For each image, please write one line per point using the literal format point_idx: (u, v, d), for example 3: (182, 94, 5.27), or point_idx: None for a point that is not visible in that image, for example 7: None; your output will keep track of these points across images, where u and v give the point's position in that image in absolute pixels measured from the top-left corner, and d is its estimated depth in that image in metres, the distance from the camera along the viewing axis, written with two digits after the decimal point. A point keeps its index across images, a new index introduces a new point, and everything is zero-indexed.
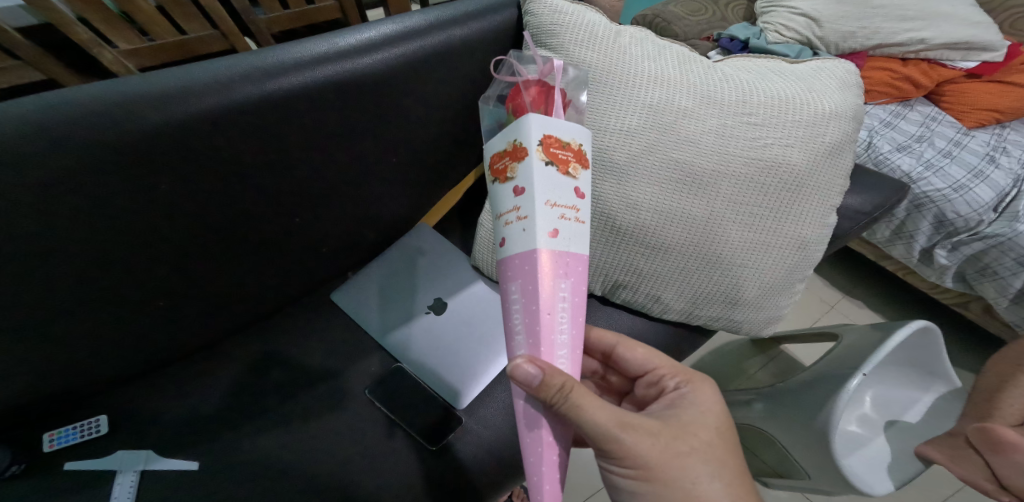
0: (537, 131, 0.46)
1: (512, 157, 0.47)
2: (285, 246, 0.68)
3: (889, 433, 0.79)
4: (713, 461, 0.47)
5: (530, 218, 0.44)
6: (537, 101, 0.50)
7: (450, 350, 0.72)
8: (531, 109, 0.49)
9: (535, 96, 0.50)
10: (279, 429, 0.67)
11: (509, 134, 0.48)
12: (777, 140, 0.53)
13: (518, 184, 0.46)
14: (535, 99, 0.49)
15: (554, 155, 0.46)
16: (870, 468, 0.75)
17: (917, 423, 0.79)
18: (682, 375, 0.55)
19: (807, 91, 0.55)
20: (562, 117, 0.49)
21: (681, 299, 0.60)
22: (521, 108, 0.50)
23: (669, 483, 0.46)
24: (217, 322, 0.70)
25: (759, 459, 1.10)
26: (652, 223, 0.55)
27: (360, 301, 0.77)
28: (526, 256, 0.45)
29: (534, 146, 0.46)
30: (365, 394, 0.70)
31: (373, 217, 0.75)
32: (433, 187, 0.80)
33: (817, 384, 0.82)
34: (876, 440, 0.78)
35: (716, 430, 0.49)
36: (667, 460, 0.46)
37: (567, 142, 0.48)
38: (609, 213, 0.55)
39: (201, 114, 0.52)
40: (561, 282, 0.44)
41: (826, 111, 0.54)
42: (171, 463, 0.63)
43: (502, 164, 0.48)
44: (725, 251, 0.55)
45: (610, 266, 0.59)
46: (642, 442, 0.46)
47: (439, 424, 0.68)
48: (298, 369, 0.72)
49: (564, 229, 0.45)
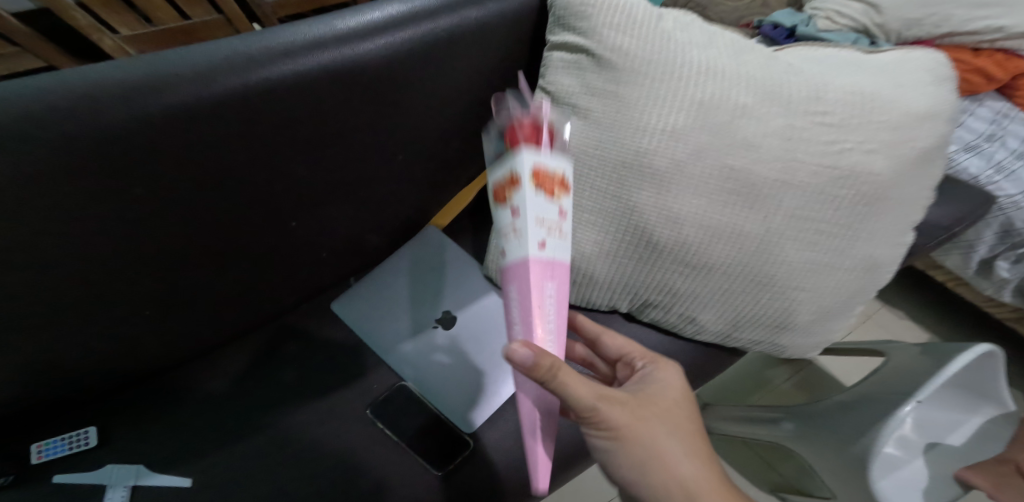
0: (530, 163, 0.39)
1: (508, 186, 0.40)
2: (284, 248, 0.63)
3: (928, 456, 0.69)
4: (677, 428, 0.42)
5: (523, 244, 0.38)
6: (528, 136, 0.42)
7: (458, 366, 0.66)
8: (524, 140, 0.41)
9: (527, 133, 0.42)
10: (273, 445, 0.62)
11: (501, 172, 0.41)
12: (852, 144, 0.47)
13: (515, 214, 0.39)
14: (527, 136, 0.41)
15: (544, 185, 0.39)
16: (904, 494, 0.66)
17: (960, 447, 0.70)
18: (647, 354, 0.49)
19: (887, 92, 0.49)
20: (552, 151, 0.42)
21: (721, 323, 0.53)
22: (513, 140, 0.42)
23: (635, 444, 0.40)
24: (212, 328, 0.65)
25: (778, 475, 0.99)
26: (697, 238, 0.48)
27: (364, 310, 0.70)
28: (517, 273, 0.39)
29: (525, 178, 0.39)
30: (366, 413, 0.65)
31: (378, 218, 0.70)
32: (444, 184, 0.74)
33: (854, 408, 0.70)
34: (913, 463, 0.68)
35: (676, 400, 0.44)
36: (634, 424, 0.40)
37: (554, 170, 0.41)
38: (646, 227, 0.49)
39: (187, 102, 0.46)
40: (548, 283, 0.38)
41: (909, 112, 0.48)
42: (164, 479, 0.58)
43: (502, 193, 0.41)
44: (782, 272, 0.48)
45: (641, 284, 0.53)
46: (613, 410, 0.40)
47: (446, 447, 0.62)
48: (294, 379, 0.67)
49: (554, 245, 0.39)
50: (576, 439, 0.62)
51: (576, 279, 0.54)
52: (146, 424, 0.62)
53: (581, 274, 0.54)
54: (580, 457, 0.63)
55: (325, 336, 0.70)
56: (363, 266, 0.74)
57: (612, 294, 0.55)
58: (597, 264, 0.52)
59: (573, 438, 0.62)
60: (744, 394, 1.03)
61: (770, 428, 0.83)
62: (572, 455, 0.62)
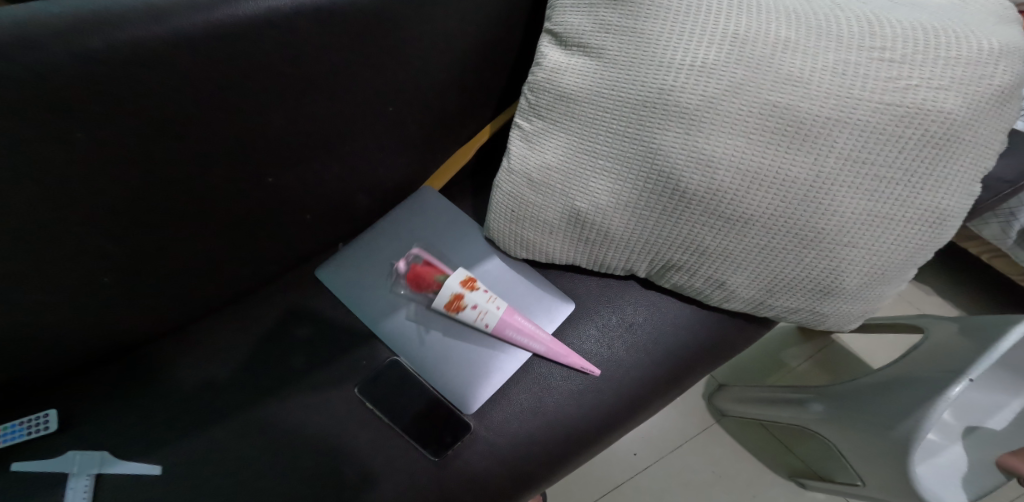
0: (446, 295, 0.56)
1: (459, 300, 0.56)
2: (262, 208, 0.57)
3: (968, 441, 0.61)
4: None
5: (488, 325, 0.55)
6: (428, 275, 0.58)
7: (455, 339, 0.58)
8: (437, 276, 0.58)
9: (425, 276, 0.58)
10: (251, 429, 0.55)
11: (440, 302, 0.56)
12: (919, 81, 0.40)
13: (476, 308, 0.55)
14: (426, 278, 0.58)
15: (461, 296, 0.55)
16: (945, 484, 0.57)
17: (1000, 431, 0.61)
18: None
19: (962, 25, 0.42)
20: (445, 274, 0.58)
21: (755, 288, 0.47)
22: (434, 289, 0.58)
23: None
24: (184, 300, 0.58)
25: (794, 457, 0.93)
26: (730, 183, 0.42)
27: (352, 280, 0.63)
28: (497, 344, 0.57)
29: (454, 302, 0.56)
30: (353, 393, 0.57)
31: (367, 179, 0.63)
32: (439, 142, 0.67)
33: (894, 389, 0.63)
34: (951, 449, 0.60)
35: None
36: None
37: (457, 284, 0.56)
38: (670, 170, 0.44)
39: (133, 27, 0.39)
40: (508, 331, 0.55)
41: (988, 48, 0.41)
42: (131, 467, 0.52)
43: (454, 308, 0.56)
44: (832, 225, 0.41)
45: (663, 242, 0.47)
46: None
47: (443, 429, 0.54)
48: (274, 354, 0.60)
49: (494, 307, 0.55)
50: (593, 419, 0.55)
51: (591, 236, 0.50)
52: (109, 406, 0.55)
53: (596, 229, 0.49)
54: (596, 439, 0.55)
55: (307, 307, 0.62)
56: (352, 231, 0.68)
57: (630, 254, 0.50)
58: (613, 217, 0.48)
59: (590, 418, 0.55)
60: (758, 375, 0.96)
61: (796, 409, 0.77)
62: (586, 437, 0.55)
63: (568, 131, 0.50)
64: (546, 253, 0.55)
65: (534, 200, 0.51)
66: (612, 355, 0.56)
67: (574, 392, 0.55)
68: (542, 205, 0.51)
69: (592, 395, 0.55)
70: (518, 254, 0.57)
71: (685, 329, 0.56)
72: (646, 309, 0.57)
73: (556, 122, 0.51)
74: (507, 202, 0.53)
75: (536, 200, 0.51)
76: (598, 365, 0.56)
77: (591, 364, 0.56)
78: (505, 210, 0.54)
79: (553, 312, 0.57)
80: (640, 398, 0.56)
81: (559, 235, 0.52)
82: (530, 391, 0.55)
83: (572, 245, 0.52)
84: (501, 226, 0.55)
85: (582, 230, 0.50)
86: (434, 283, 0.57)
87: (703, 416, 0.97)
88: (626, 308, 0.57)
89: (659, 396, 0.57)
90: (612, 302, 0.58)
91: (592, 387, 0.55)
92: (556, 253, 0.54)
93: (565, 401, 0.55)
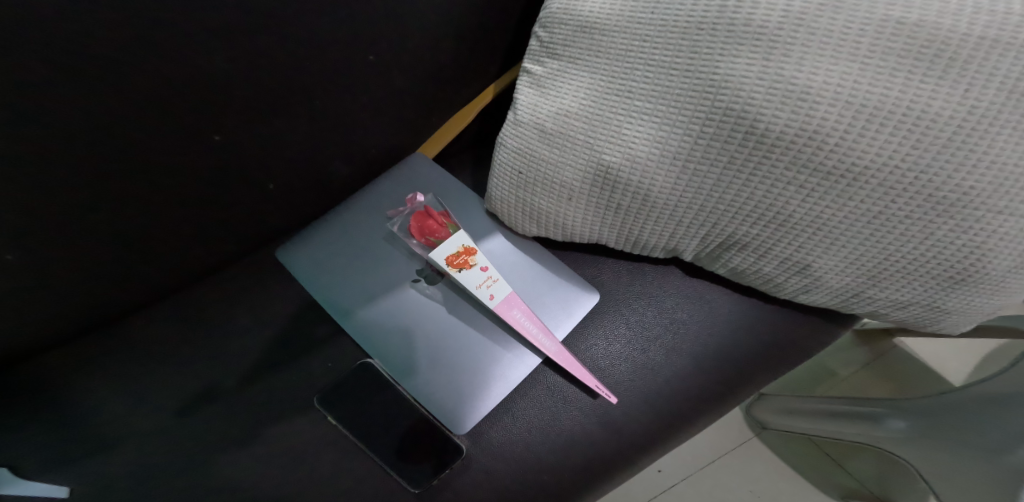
0: (443, 258, 0.44)
1: (468, 253, 0.44)
2: (208, 174, 0.45)
3: None
4: None
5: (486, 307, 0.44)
6: (430, 228, 0.47)
7: (445, 335, 0.46)
8: (448, 225, 0.47)
9: (425, 228, 0.47)
10: (186, 452, 0.43)
11: (442, 252, 0.44)
12: None
13: (484, 272, 0.44)
14: (426, 230, 0.47)
15: (460, 264, 0.44)
16: None
17: None
18: None
19: None
20: (448, 231, 0.46)
21: (852, 274, 0.34)
22: (439, 237, 0.46)
23: None
24: (110, 291, 0.46)
25: (846, 474, 0.80)
26: (830, 126, 0.30)
27: (319, 260, 0.50)
28: (495, 333, 0.45)
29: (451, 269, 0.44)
30: (316, 405, 0.44)
31: (342, 142, 0.51)
32: (433, 100, 0.55)
33: (1003, 407, 0.47)
34: None
35: None
36: None
37: (457, 248, 0.45)
38: (740, 110, 0.31)
39: None
40: (515, 311, 0.44)
41: None
42: (31, 487, 0.41)
43: (458, 263, 0.44)
44: (986, 183, 0.28)
45: (723, 211, 0.35)
46: None
47: (426, 452, 0.42)
48: (218, 356, 0.47)
49: (498, 287, 0.44)
50: (621, 444, 0.43)
51: (623, 206, 0.38)
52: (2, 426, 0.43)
53: (631, 196, 0.37)
54: (622, 468, 0.43)
55: (265, 298, 0.50)
56: (326, 207, 0.55)
57: (676, 227, 0.38)
58: (655, 178, 0.36)
59: (617, 443, 0.43)
60: (801, 386, 0.80)
61: (865, 425, 0.62)
62: (610, 466, 0.43)
63: (593, 69, 0.38)
64: (563, 230, 0.43)
65: (549, 159, 0.40)
66: (647, 362, 0.43)
67: (597, 409, 0.43)
68: (560, 164, 0.39)
69: (620, 412, 0.43)
70: (527, 231, 0.46)
71: (741, 331, 0.43)
72: (691, 304, 0.44)
73: (577, 59, 0.39)
74: (514, 162, 0.42)
75: (552, 158, 0.39)
76: (628, 375, 0.43)
77: (619, 372, 0.43)
78: (511, 174, 0.42)
79: (571, 305, 0.45)
80: (681, 418, 0.43)
81: (581, 205, 0.40)
82: (540, 406, 0.43)
83: (598, 217, 0.40)
84: (506, 195, 0.43)
85: (612, 196, 0.38)
86: (442, 230, 0.46)
87: (740, 428, 0.84)
88: (664, 302, 0.45)
89: (706, 416, 0.44)
90: (646, 293, 0.45)
91: (620, 403, 0.43)
92: (575, 228, 0.42)
93: (585, 419, 0.43)
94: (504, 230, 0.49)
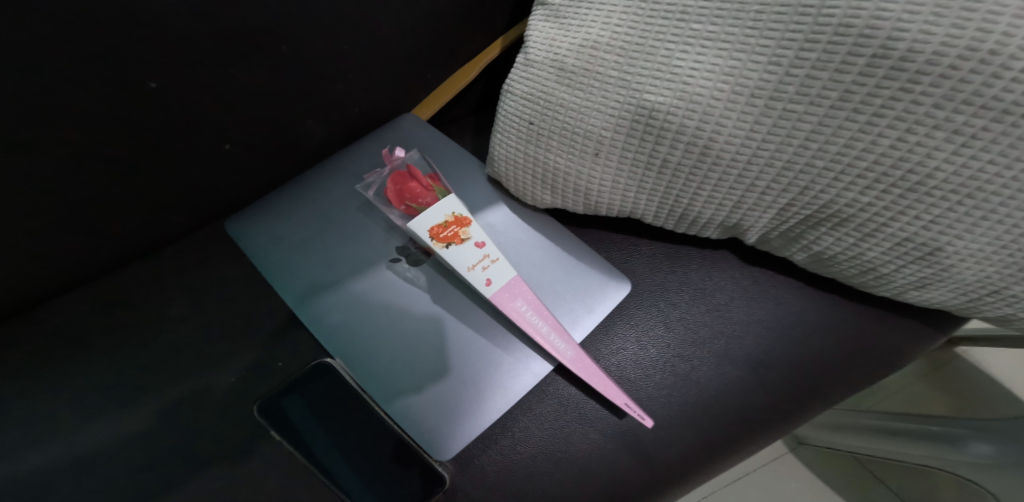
0: (426, 231, 0.35)
1: (460, 225, 0.35)
2: (142, 129, 0.36)
3: None
4: None
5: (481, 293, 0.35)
6: (413, 192, 0.38)
7: (431, 329, 0.37)
8: (434, 188, 0.38)
9: (407, 192, 0.38)
10: (99, 478, 0.34)
11: (425, 222, 0.35)
12: None
13: (480, 248, 0.35)
14: (408, 194, 0.38)
15: (449, 237, 0.35)
16: None
17: None
18: None
19: None
20: (433, 195, 0.37)
21: (1000, 262, 0.24)
22: (422, 204, 0.37)
23: None
24: (15, 270, 0.37)
25: (886, 490, 0.71)
26: (1015, 45, 0.20)
27: (280, 235, 0.41)
28: (494, 330, 0.36)
29: (437, 243, 0.35)
30: (259, 415, 0.35)
31: (317, 97, 0.41)
32: (431, 51, 0.45)
33: None
34: None
35: None
36: None
37: (444, 218, 0.35)
38: (863, 26, 0.22)
39: None
40: (518, 302, 0.34)
41: None
42: None
43: (445, 236, 0.35)
44: None
45: (820, 172, 0.25)
46: None
47: (401, 473, 0.34)
48: (151, 354, 0.38)
49: (498, 268, 0.35)
50: (650, 478, 0.33)
51: (673, 166, 0.29)
52: None
53: (687, 152, 0.28)
54: None
55: (216, 283, 0.41)
56: (297, 175, 0.46)
57: (743, 193, 0.28)
58: (724, 127, 0.26)
59: (647, 476, 0.33)
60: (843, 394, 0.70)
61: (931, 448, 0.52)
62: None
63: None
64: (588, 202, 0.34)
65: (573, 107, 0.30)
66: (691, 373, 0.34)
67: (624, 432, 0.34)
68: (589, 113, 0.30)
69: (652, 437, 0.34)
70: (540, 202, 0.36)
71: (813, 337, 0.34)
72: (747, 301, 0.35)
73: None
74: (529, 112, 0.32)
75: (578, 102, 0.30)
76: (666, 388, 0.34)
77: (653, 386, 0.34)
78: (524, 126, 0.32)
79: (593, 297, 0.36)
80: (730, 446, 0.34)
81: (615, 167, 0.30)
82: (548, 425, 0.34)
83: (636, 181, 0.31)
84: (516, 154, 0.34)
85: (658, 152, 0.28)
86: (427, 195, 0.37)
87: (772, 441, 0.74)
88: (713, 297, 0.35)
89: (758, 444, 0.35)
90: (690, 284, 0.36)
91: (653, 425, 0.34)
92: (604, 198, 0.33)
93: (606, 444, 0.33)
94: (510, 202, 0.40)
